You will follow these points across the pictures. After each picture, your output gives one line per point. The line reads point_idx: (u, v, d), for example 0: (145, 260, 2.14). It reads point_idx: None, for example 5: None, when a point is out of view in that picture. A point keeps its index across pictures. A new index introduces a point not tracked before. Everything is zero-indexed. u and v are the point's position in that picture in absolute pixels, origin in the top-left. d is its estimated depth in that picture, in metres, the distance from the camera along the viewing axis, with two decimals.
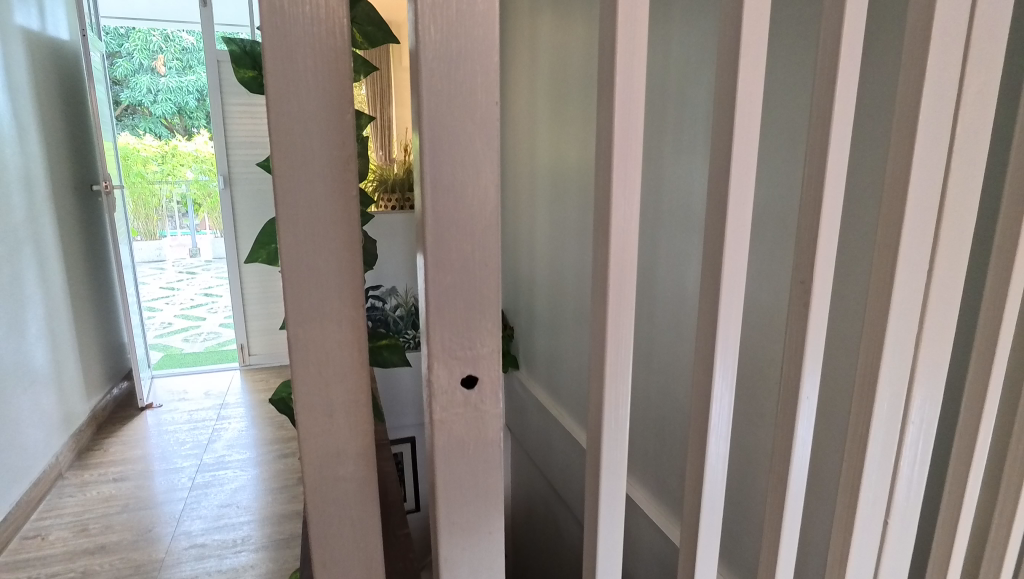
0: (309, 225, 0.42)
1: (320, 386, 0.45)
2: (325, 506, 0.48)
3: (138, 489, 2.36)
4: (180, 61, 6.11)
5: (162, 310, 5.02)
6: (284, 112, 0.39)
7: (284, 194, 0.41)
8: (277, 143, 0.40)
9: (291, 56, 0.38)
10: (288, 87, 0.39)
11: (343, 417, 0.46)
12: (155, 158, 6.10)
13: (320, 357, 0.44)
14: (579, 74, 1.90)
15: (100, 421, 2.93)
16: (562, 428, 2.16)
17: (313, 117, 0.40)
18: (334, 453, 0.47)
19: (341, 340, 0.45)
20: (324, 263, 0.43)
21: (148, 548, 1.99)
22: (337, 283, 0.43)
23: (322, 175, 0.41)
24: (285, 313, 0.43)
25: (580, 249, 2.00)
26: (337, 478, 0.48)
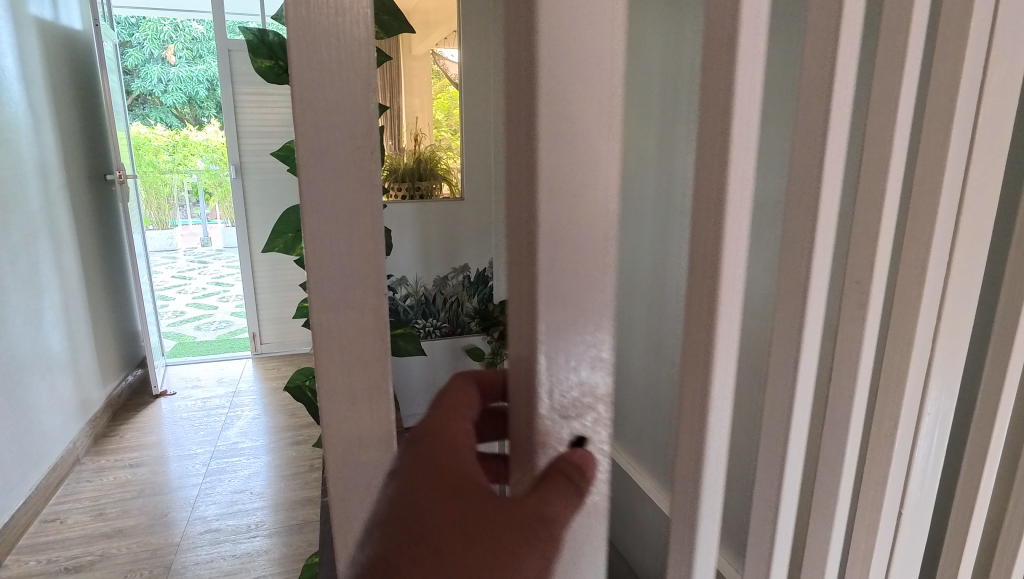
0: (332, 211, 0.42)
1: (346, 373, 0.45)
2: (350, 503, 0.47)
3: (154, 474, 2.39)
4: (190, 51, 6.14)
5: (175, 298, 5.07)
6: (308, 101, 0.39)
7: (308, 184, 0.41)
8: (301, 133, 0.40)
9: (314, 44, 0.39)
10: (314, 80, 0.39)
11: (369, 406, 0.46)
12: (166, 148, 6.17)
13: (348, 346, 0.45)
14: None
15: (116, 407, 2.97)
16: None
17: (338, 106, 0.40)
18: (359, 447, 0.46)
19: (362, 327, 0.45)
20: (347, 250, 0.43)
21: (164, 532, 2.03)
22: (360, 270, 0.44)
23: (345, 163, 0.41)
24: (310, 301, 0.43)
25: None
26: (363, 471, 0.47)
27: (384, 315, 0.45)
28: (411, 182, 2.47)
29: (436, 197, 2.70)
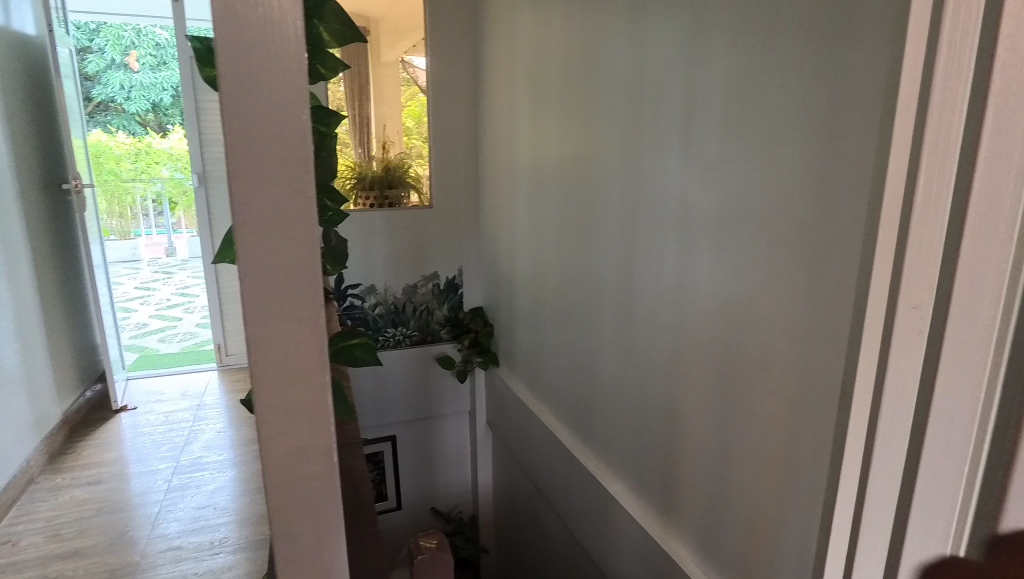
0: (263, 222, 0.42)
1: (280, 383, 0.45)
2: (287, 507, 0.49)
3: (114, 491, 2.32)
4: (154, 57, 6.00)
5: (137, 310, 4.95)
6: (239, 114, 0.39)
7: (239, 197, 0.41)
8: (232, 145, 0.40)
9: (245, 56, 0.39)
10: (244, 90, 0.39)
11: (304, 415, 0.47)
12: (129, 156, 5.85)
13: (282, 357, 0.45)
14: (557, 71, 1.92)
15: (74, 424, 2.88)
16: (545, 424, 2.21)
17: (268, 118, 0.40)
18: (295, 455, 0.47)
19: (298, 341, 0.45)
20: (279, 262, 0.43)
21: (124, 551, 1.97)
22: (295, 284, 0.43)
23: (277, 175, 0.41)
24: (244, 313, 0.43)
25: (560, 245, 2.02)
26: (299, 477, 0.48)
27: (320, 327, 0.45)
28: (379, 190, 2.66)
29: (403, 205, 2.71)
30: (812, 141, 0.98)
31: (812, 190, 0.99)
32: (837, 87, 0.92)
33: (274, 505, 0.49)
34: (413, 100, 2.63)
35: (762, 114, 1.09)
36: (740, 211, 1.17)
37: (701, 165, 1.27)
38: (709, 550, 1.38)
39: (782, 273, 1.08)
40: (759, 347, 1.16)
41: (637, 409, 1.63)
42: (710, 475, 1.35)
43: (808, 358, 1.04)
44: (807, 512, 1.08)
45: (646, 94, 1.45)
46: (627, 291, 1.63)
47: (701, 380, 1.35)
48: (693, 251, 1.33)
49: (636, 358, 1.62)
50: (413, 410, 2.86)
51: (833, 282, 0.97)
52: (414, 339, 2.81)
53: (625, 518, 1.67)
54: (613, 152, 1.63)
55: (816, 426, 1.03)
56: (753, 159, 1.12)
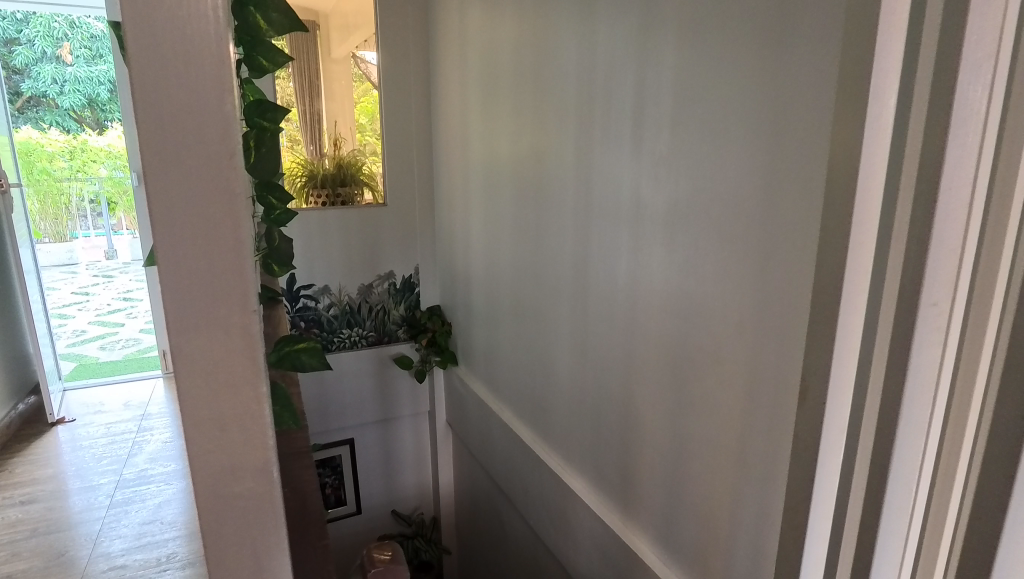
0: (180, 207, 0.47)
1: (208, 360, 0.51)
2: (206, 476, 0.54)
3: (50, 510, 2.20)
4: (90, 49, 5.37)
5: (75, 316, 4.70)
6: (153, 128, 0.45)
7: (158, 209, 0.47)
8: (151, 157, 0.46)
9: (158, 74, 0.44)
10: (153, 88, 0.44)
11: (229, 391, 0.52)
12: (63, 155, 5.34)
13: (207, 333, 0.50)
14: (509, 67, 1.90)
15: (5, 440, 2.71)
16: (502, 422, 2.20)
17: (181, 110, 0.45)
18: (218, 426, 0.53)
19: (227, 345, 0.51)
20: (202, 268, 0.49)
21: (62, 574, 1.86)
22: (219, 288, 0.49)
23: (195, 186, 0.47)
24: (170, 321, 0.50)
25: (515, 243, 2.02)
26: (221, 446, 0.54)
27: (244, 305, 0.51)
28: (331, 189, 2.59)
29: (357, 203, 2.65)
30: (760, 138, 1.00)
31: (760, 186, 1.01)
32: (784, 85, 0.94)
33: (193, 473, 0.54)
34: (366, 97, 2.58)
35: (709, 111, 1.11)
36: (688, 206, 1.19)
37: (652, 162, 1.28)
38: (667, 543, 1.40)
39: (733, 268, 1.10)
40: (711, 340, 1.18)
41: (593, 405, 1.65)
42: (666, 469, 1.37)
43: (758, 350, 1.06)
44: (759, 499, 1.11)
45: (598, 92, 1.45)
46: (583, 288, 1.63)
47: (655, 375, 1.37)
48: (646, 247, 1.34)
49: (592, 355, 1.62)
50: (370, 412, 2.82)
51: (782, 277, 0.99)
52: (371, 340, 2.76)
53: (585, 513, 1.68)
54: (566, 149, 1.63)
55: (767, 416, 1.06)
56: (701, 156, 1.14)
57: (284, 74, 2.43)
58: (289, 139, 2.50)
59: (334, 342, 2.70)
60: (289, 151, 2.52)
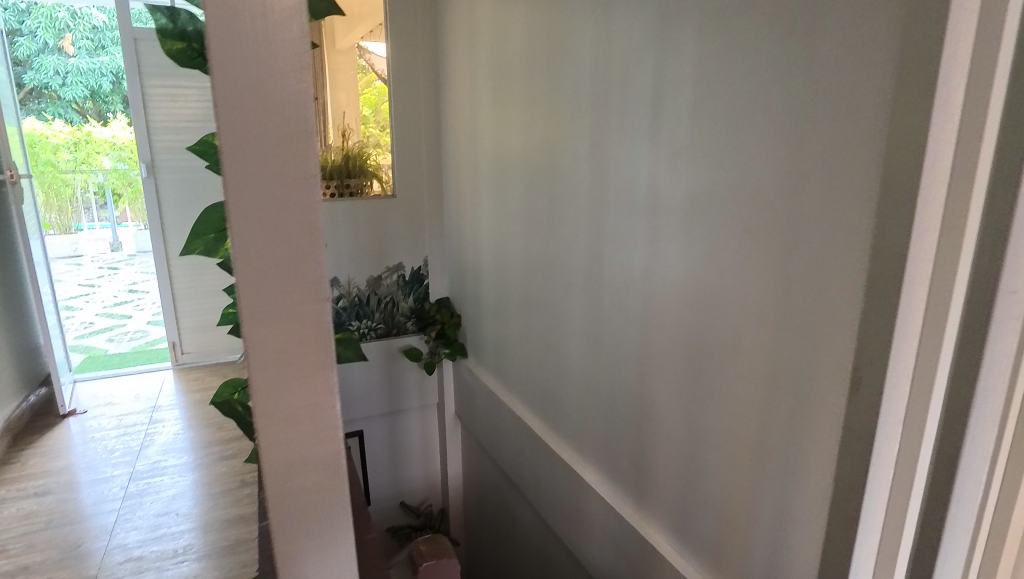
0: (265, 198, 0.46)
1: (292, 352, 0.51)
2: (275, 469, 0.54)
3: (64, 502, 2.20)
4: (93, 41, 5.28)
5: (81, 309, 4.71)
6: (230, 112, 0.44)
7: (236, 195, 0.46)
8: (228, 142, 0.45)
9: (239, 56, 0.43)
10: (230, 80, 0.44)
11: (309, 383, 0.52)
12: (65, 146, 5.18)
13: (288, 324, 0.50)
14: (520, 56, 1.88)
15: (16, 432, 2.71)
16: (513, 414, 2.21)
17: (259, 99, 0.44)
18: (290, 419, 0.52)
19: (301, 335, 0.50)
20: (278, 254, 0.48)
21: (78, 566, 1.87)
22: (300, 274, 0.49)
23: (270, 170, 0.46)
24: (241, 312, 0.49)
25: (526, 235, 2.01)
26: (293, 440, 0.53)
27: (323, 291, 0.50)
28: (340, 179, 2.57)
29: (364, 194, 2.63)
30: (780, 126, 0.98)
31: (782, 175, 0.99)
32: (808, 72, 0.92)
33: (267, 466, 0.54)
34: (369, 88, 2.54)
35: (729, 100, 1.09)
36: (706, 197, 1.17)
37: (670, 153, 1.26)
38: (683, 535, 1.39)
39: (753, 259, 1.08)
40: (731, 332, 1.16)
41: (607, 397, 1.64)
42: (682, 463, 1.36)
43: (778, 343, 1.05)
44: (778, 493, 1.10)
45: (614, 81, 1.44)
46: (596, 280, 1.62)
47: (672, 368, 1.36)
48: (662, 239, 1.33)
49: (606, 347, 1.61)
50: (379, 404, 2.81)
51: (804, 269, 0.97)
52: (379, 332, 2.75)
53: (598, 505, 1.68)
54: (580, 140, 1.61)
55: (788, 408, 1.05)
56: (720, 146, 1.12)
57: None
58: None
59: None
60: None
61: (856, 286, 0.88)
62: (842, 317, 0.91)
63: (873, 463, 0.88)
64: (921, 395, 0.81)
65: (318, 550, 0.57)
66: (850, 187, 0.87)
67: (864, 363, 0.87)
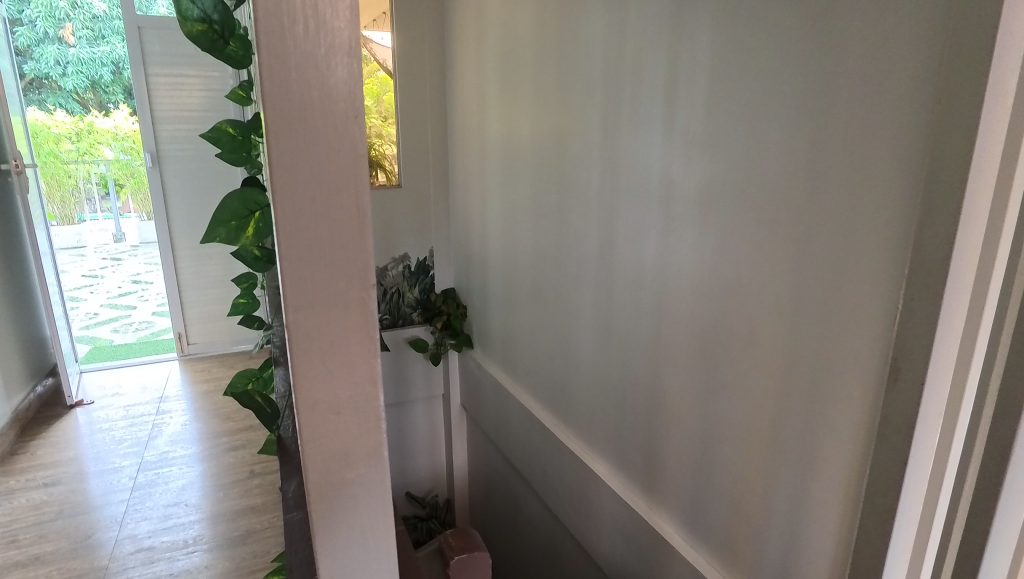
0: (314, 182, 0.45)
1: (337, 340, 0.50)
2: (319, 463, 0.53)
3: (74, 493, 2.20)
4: (91, 30, 5.05)
5: (86, 299, 4.71)
6: (277, 100, 0.43)
7: (281, 183, 0.45)
8: (274, 131, 0.44)
9: (285, 43, 0.42)
10: (275, 62, 0.42)
11: (353, 372, 0.51)
12: (69, 137, 5.36)
13: (333, 311, 0.49)
14: (530, 44, 1.86)
15: (24, 422, 2.72)
16: (521, 405, 2.20)
17: (307, 81, 0.43)
18: (333, 410, 0.52)
19: (347, 325, 0.50)
20: (325, 242, 0.47)
21: (89, 556, 1.87)
22: (345, 263, 0.48)
23: (318, 158, 0.45)
24: (286, 304, 0.48)
25: (535, 225, 1.99)
26: (335, 431, 0.53)
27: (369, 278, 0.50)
28: None
29: (369, 184, 2.60)
30: (802, 114, 0.97)
31: (803, 164, 0.97)
32: (832, 59, 0.90)
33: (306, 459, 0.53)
34: (371, 79, 2.51)
35: (748, 87, 1.07)
36: (722, 186, 1.16)
37: (685, 142, 1.25)
38: (694, 525, 1.39)
39: (770, 249, 1.07)
40: (746, 323, 1.15)
41: (618, 388, 1.63)
42: (695, 454, 1.36)
43: (796, 335, 1.04)
44: (793, 484, 1.09)
45: (627, 70, 1.42)
46: (607, 271, 1.61)
47: (685, 358, 1.35)
48: (676, 229, 1.31)
49: (617, 337, 1.61)
50: (385, 395, 2.81)
51: (824, 259, 0.96)
52: (385, 323, 2.71)
53: (608, 495, 1.68)
54: (592, 130, 1.59)
55: (805, 399, 1.04)
56: (737, 135, 1.10)
57: None
58: None
59: None
60: None
61: (878, 275, 0.87)
62: (863, 307, 0.90)
63: (895, 453, 0.87)
64: (966, 387, 0.79)
65: (361, 544, 0.57)
66: (874, 175, 0.86)
67: (904, 355, 0.83)
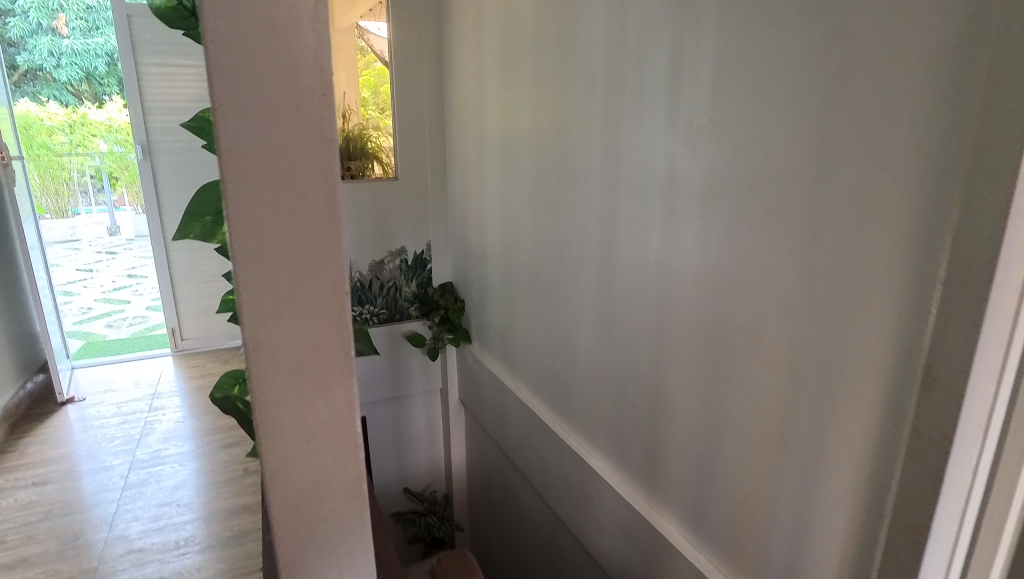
0: (276, 177, 0.43)
1: (308, 351, 0.47)
2: (287, 480, 0.50)
3: (64, 492, 2.17)
4: (84, 21, 4.84)
5: (81, 294, 4.67)
6: (235, 100, 0.41)
7: (236, 189, 0.42)
8: (230, 134, 0.41)
9: (240, 37, 0.40)
10: (230, 56, 0.40)
11: (328, 386, 0.49)
12: (60, 127, 4.81)
13: (302, 319, 0.46)
14: (529, 32, 1.82)
15: (15, 420, 2.68)
16: (519, 400, 2.17)
17: (266, 77, 0.41)
18: (301, 427, 0.49)
19: (317, 335, 0.47)
20: (291, 251, 0.45)
21: (79, 557, 1.84)
22: (314, 272, 0.46)
23: (279, 163, 0.43)
24: (245, 315, 0.45)
25: (534, 218, 1.95)
26: (303, 449, 0.50)
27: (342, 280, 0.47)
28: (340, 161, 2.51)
29: (366, 177, 2.56)
30: (811, 102, 0.93)
31: (813, 153, 0.94)
32: (843, 45, 0.87)
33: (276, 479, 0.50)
34: (369, 70, 2.45)
35: (754, 75, 1.03)
36: (727, 177, 1.12)
37: (688, 132, 1.21)
38: (697, 524, 1.36)
39: (777, 241, 1.03)
40: (753, 318, 1.12)
41: (619, 384, 1.60)
42: (697, 452, 1.33)
43: (804, 330, 1.00)
44: (800, 484, 1.06)
45: (629, 58, 1.38)
46: (608, 265, 1.58)
47: (688, 354, 1.31)
48: (680, 222, 1.28)
49: (618, 332, 1.57)
50: (382, 390, 2.78)
51: (834, 252, 0.93)
52: (382, 318, 2.70)
53: (608, 493, 1.65)
54: (593, 120, 1.56)
55: (813, 397, 1.01)
56: (743, 124, 1.07)
57: None
58: None
59: None
60: None
61: (890, 268, 0.84)
62: (874, 301, 0.87)
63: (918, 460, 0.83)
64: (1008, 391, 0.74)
65: (332, 559, 0.55)
66: (889, 164, 0.82)
67: (938, 359, 0.78)
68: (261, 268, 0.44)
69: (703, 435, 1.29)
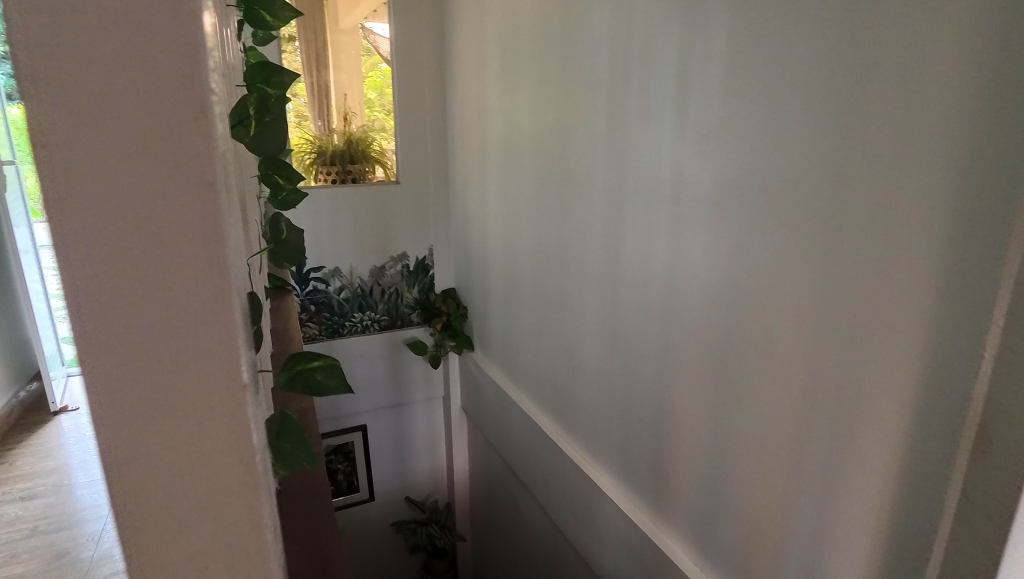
0: (139, 206, 0.34)
1: (192, 413, 0.38)
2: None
3: (53, 507, 2.13)
4: None
5: None
6: (79, 106, 0.32)
7: (86, 220, 0.33)
8: (76, 152, 0.32)
9: (85, 28, 0.31)
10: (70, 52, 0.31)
11: (217, 454, 0.39)
12: None
13: (183, 371, 0.37)
14: (531, 33, 1.77)
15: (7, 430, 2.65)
16: (522, 410, 2.12)
17: (119, 78, 0.32)
18: (187, 516, 0.40)
19: (202, 403, 0.38)
20: (162, 297, 0.35)
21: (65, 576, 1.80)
22: (194, 325, 0.36)
23: (140, 187, 0.34)
24: (108, 378, 0.36)
25: (537, 224, 1.90)
26: (192, 542, 0.40)
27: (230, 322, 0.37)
28: (341, 165, 2.47)
29: (367, 180, 2.53)
30: (827, 107, 0.88)
31: (831, 161, 0.88)
32: (863, 46, 0.82)
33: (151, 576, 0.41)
34: (373, 71, 2.44)
35: (766, 77, 0.98)
36: (738, 185, 1.07)
37: (696, 137, 1.15)
38: (705, 546, 1.30)
39: (791, 254, 0.98)
40: (764, 334, 1.06)
41: (624, 397, 1.54)
42: (705, 471, 1.27)
43: (819, 348, 0.95)
44: (815, 510, 1.01)
45: (633, 60, 1.32)
46: (612, 273, 1.52)
47: (695, 368, 1.26)
48: (687, 230, 1.22)
49: (622, 344, 1.52)
50: (383, 397, 2.73)
51: (852, 266, 0.87)
52: (383, 323, 2.67)
53: (611, 510, 1.59)
54: (596, 124, 1.50)
55: (829, 418, 0.95)
56: (755, 130, 1.01)
57: (290, 48, 2.31)
58: (297, 114, 2.35)
59: (346, 326, 2.61)
60: (296, 128, 2.37)
61: (917, 285, 0.79)
62: (900, 319, 0.82)
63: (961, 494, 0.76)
64: None
65: None
66: (915, 173, 0.77)
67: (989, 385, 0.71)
68: (119, 311, 0.35)
69: (712, 454, 1.24)
